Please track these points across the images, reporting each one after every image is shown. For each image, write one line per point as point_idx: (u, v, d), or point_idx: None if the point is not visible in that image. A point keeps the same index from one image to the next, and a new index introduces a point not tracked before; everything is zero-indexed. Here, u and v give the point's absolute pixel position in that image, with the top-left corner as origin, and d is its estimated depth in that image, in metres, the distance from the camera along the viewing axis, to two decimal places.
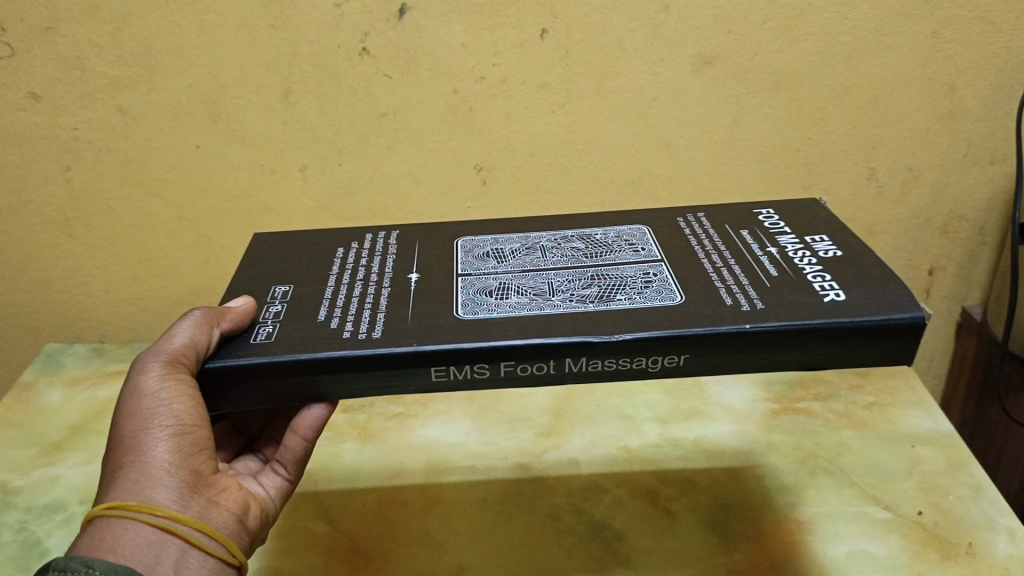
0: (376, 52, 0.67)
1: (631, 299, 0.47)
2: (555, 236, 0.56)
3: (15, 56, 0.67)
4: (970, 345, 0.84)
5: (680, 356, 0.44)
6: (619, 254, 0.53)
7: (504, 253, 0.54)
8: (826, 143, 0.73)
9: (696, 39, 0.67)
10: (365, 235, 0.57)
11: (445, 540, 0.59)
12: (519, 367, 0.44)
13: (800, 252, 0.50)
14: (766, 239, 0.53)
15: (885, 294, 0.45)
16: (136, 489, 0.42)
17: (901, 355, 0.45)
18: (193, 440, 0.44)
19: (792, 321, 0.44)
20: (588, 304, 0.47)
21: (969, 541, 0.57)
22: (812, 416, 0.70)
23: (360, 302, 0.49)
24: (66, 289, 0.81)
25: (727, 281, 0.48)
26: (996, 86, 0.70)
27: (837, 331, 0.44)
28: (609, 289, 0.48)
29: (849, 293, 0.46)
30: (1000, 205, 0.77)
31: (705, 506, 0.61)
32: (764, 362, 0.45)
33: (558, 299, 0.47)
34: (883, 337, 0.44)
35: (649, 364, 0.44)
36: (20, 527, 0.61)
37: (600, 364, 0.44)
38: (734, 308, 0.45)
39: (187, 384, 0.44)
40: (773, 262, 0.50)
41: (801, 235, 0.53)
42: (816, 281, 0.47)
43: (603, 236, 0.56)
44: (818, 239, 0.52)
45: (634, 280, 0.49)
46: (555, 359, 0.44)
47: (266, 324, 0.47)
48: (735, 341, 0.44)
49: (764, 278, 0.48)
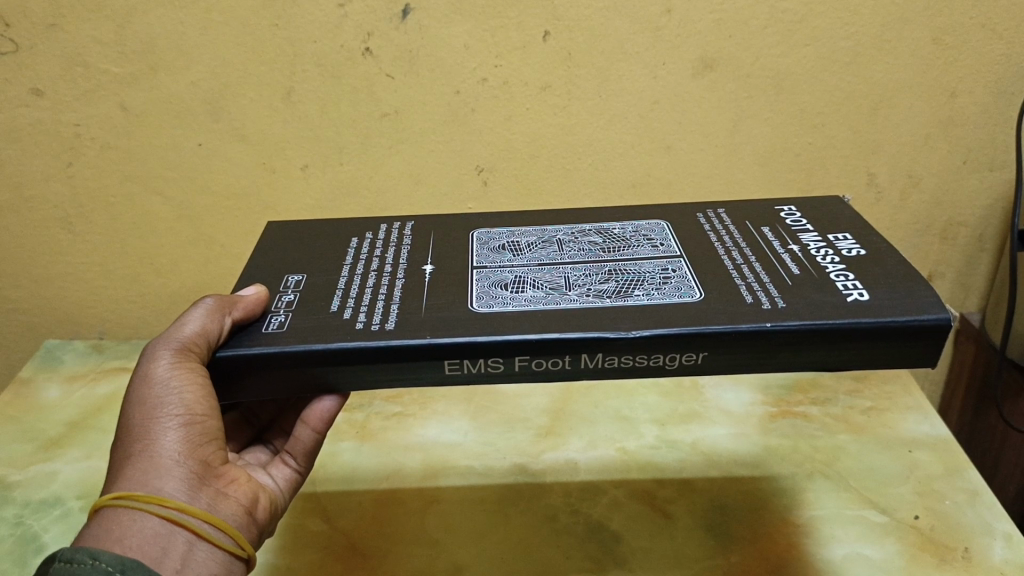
0: (379, 52, 0.67)
1: (649, 295, 0.47)
2: (573, 230, 0.56)
3: (18, 52, 0.67)
4: (968, 351, 0.84)
5: (699, 354, 0.44)
6: (638, 250, 0.53)
7: (520, 246, 0.54)
8: (827, 148, 0.74)
9: (697, 43, 0.67)
10: (379, 226, 0.57)
11: (443, 540, 0.59)
12: (534, 362, 0.44)
13: (823, 251, 0.51)
14: (788, 238, 0.53)
15: (903, 296, 0.45)
16: (144, 479, 0.42)
17: (901, 358, 0.45)
18: (203, 430, 0.44)
19: (811, 320, 0.44)
20: (606, 299, 0.47)
21: (965, 545, 0.57)
22: (810, 419, 0.70)
23: (375, 293, 0.49)
24: (66, 286, 0.81)
25: (748, 278, 0.48)
26: (996, 93, 0.71)
27: (843, 330, 0.44)
28: (627, 284, 0.48)
29: (873, 293, 0.46)
30: (1000, 212, 0.77)
31: (701, 507, 0.61)
32: (780, 361, 0.45)
33: (575, 293, 0.47)
34: (893, 339, 0.44)
35: (667, 361, 0.45)
36: (18, 521, 0.61)
37: (616, 360, 0.44)
38: (755, 305, 0.45)
39: (198, 372, 0.44)
40: (795, 260, 0.50)
41: (823, 233, 0.53)
42: (840, 281, 0.47)
43: (621, 231, 0.56)
44: (840, 238, 0.52)
45: (653, 276, 0.49)
46: (570, 354, 0.44)
47: (278, 314, 0.47)
48: (752, 340, 0.44)
49: (786, 276, 0.48)
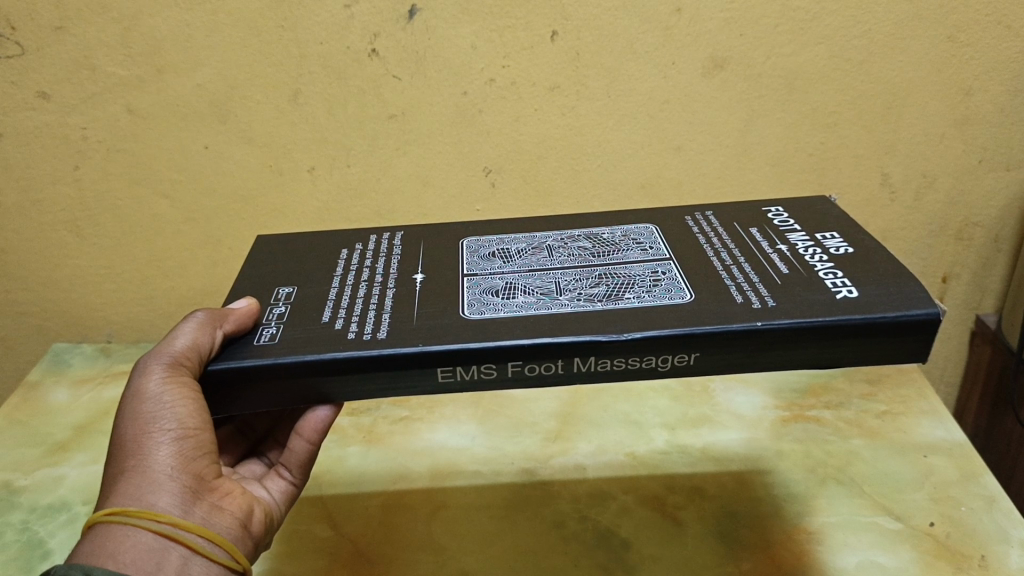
0: (386, 53, 0.67)
1: (640, 297, 0.46)
2: (562, 236, 0.56)
3: (24, 55, 0.67)
4: (983, 354, 0.83)
5: (690, 355, 0.44)
6: (627, 253, 0.52)
7: (510, 253, 0.54)
8: (839, 148, 0.73)
9: (708, 42, 0.67)
10: (369, 237, 0.57)
11: (449, 546, 0.59)
12: (527, 367, 0.44)
13: (811, 250, 0.50)
14: (776, 237, 0.52)
15: (897, 291, 0.45)
16: (137, 494, 0.41)
17: (907, 354, 0.44)
18: (196, 444, 0.44)
19: (804, 318, 0.43)
20: (596, 303, 0.46)
21: (981, 553, 0.56)
22: (822, 423, 0.69)
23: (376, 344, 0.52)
24: (75, 289, 0.81)
25: (738, 278, 0.47)
26: (1012, 92, 0.69)
27: (841, 326, 0.43)
28: (617, 287, 0.48)
29: (861, 289, 0.45)
30: (1015, 212, 0.76)
31: (712, 514, 0.60)
32: (778, 360, 0.44)
33: (565, 298, 0.47)
34: (899, 335, 0.43)
35: (659, 363, 0.44)
36: (24, 527, 0.61)
37: (609, 364, 0.44)
38: (746, 305, 0.45)
39: (190, 387, 0.44)
40: (785, 259, 0.49)
41: (812, 232, 0.52)
42: (828, 278, 0.46)
43: (610, 235, 0.55)
44: (829, 236, 0.51)
45: (643, 279, 0.48)
46: (563, 358, 0.43)
47: (268, 325, 0.46)
48: (747, 339, 0.43)
49: (776, 275, 0.47)
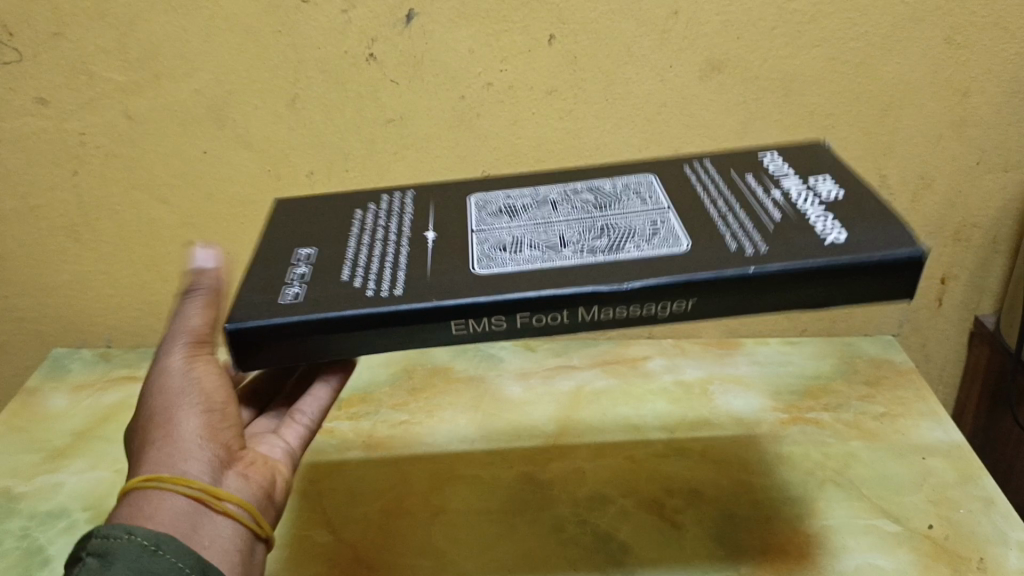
0: (383, 58, 0.67)
1: (641, 247, 0.46)
2: (565, 189, 0.54)
3: (20, 62, 0.67)
4: (982, 355, 0.82)
5: (688, 301, 0.44)
6: (629, 203, 0.51)
7: (518, 209, 0.52)
8: (836, 149, 0.73)
9: (706, 45, 0.67)
10: (379, 198, 0.56)
11: (448, 550, 0.59)
12: (533, 318, 0.44)
13: (801, 194, 0.49)
14: (770, 183, 0.51)
15: (886, 233, 0.45)
16: (170, 462, 0.42)
17: (896, 292, 0.44)
18: (220, 417, 0.45)
19: (795, 262, 0.43)
20: (597, 255, 0.46)
21: (979, 556, 0.56)
22: (822, 427, 0.68)
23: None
24: (74, 294, 0.81)
25: (733, 227, 0.47)
26: (1010, 93, 0.69)
27: (827, 269, 0.43)
28: (619, 238, 0.47)
29: (850, 231, 0.45)
30: (1014, 212, 0.76)
31: (711, 517, 0.60)
32: (771, 304, 0.44)
33: (568, 251, 0.46)
34: (891, 272, 0.44)
35: (659, 309, 0.44)
36: (24, 534, 0.60)
37: (610, 312, 0.44)
38: (740, 252, 0.44)
39: (210, 364, 0.46)
40: (777, 205, 0.48)
41: (805, 176, 0.52)
42: (819, 222, 0.46)
43: (611, 188, 0.54)
44: (820, 179, 0.51)
45: (643, 229, 0.48)
46: (566, 309, 0.43)
47: (292, 283, 0.46)
48: (741, 285, 0.43)
49: (767, 221, 0.47)
